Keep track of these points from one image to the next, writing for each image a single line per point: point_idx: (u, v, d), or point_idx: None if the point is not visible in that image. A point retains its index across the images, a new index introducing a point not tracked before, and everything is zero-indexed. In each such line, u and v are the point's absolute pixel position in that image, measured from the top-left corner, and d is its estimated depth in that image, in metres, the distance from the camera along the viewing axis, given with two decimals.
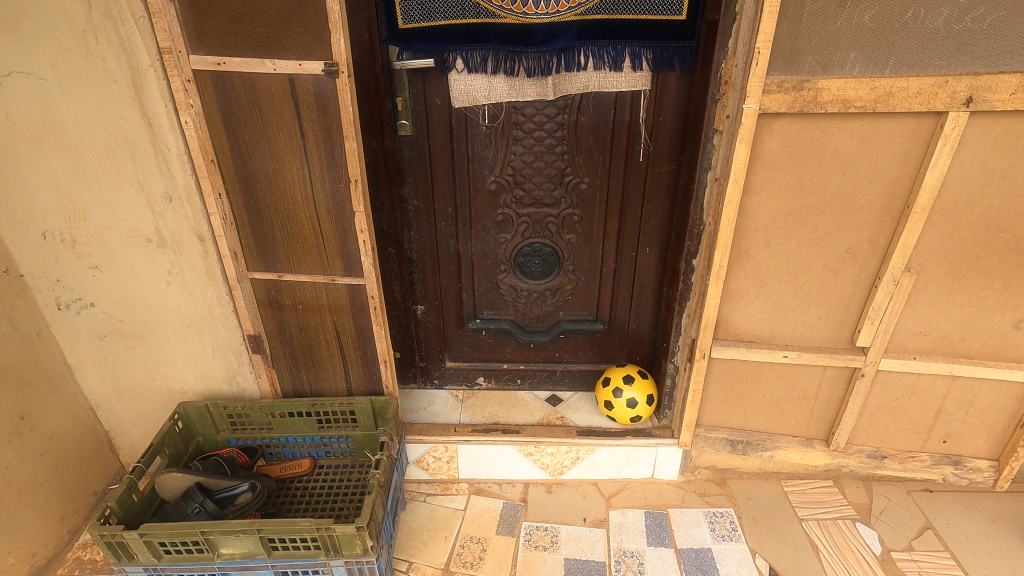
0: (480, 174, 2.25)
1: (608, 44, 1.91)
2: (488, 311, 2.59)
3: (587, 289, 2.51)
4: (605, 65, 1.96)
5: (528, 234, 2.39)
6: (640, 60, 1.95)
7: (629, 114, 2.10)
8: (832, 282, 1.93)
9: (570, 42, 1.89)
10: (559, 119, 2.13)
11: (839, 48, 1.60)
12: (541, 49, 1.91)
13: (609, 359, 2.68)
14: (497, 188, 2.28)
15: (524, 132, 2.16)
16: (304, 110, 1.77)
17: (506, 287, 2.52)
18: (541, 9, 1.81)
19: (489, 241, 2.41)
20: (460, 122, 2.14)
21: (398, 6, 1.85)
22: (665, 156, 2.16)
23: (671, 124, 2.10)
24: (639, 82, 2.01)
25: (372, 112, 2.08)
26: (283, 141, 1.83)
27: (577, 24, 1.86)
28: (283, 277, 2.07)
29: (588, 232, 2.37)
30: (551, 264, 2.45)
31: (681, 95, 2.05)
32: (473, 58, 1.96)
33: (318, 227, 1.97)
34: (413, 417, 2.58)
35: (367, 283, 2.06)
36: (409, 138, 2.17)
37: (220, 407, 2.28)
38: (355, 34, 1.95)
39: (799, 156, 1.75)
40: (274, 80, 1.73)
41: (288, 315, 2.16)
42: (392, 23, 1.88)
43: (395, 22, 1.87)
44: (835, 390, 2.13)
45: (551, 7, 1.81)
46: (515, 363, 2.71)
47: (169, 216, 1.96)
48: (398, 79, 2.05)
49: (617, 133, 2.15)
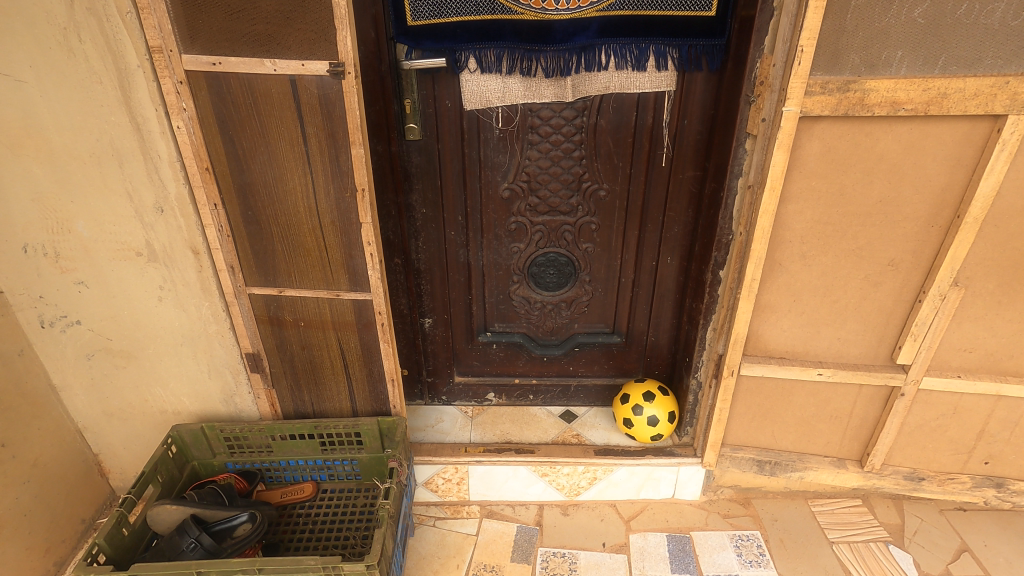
0: (492, 180, 2.12)
1: (632, 40, 1.79)
2: (499, 324, 2.45)
3: (604, 300, 2.38)
4: (627, 64, 1.85)
5: (542, 243, 2.25)
6: (665, 60, 1.85)
7: (652, 117, 1.99)
8: (871, 296, 1.81)
9: (592, 40, 1.78)
10: (578, 122, 2.00)
11: (888, 45, 1.48)
12: (559, 47, 1.79)
13: (626, 373, 2.56)
14: (510, 196, 2.15)
15: (540, 136, 2.03)
16: (306, 114, 1.63)
17: (518, 299, 2.37)
18: (561, 5, 1.70)
19: (501, 251, 2.27)
20: (471, 125, 2.01)
21: (406, 3, 1.72)
22: (688, 161, 2.04)
23: (696, 127, 1.98)
24: (663, 83, 1.90)
25: (379, 114, 1.95)
26: (284, 146, 1.68)
27: (599, 20, 1.74)
28: (283, 292, 1.93)
29: (605, 240, 2.24)
30: (566, 274, 2.32)
31: (707, 97, 1.93)
32: (488, 58, 1.84)
33: (321, 239, 1.82)
34: (421, 436, 2.45)
35: (375, 298, 1.92)
36: (418, 142, 2.04)
37: (216, 429, 2.14)
38: (361, 32, 1.82)
39: (840, 162, 1.64)
40: (274, 82, 1.59)
41: (289, 332, 2.02)
42: (399, 20, 1.75)
43: (402, 18, 1.74)
44: (871, 409, 2.01)
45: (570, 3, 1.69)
46: (528, 378, 2.58)
47: (160, 228, 1.82)
48: (406, 80, 1.92)
49: (639, 136, 2.03)
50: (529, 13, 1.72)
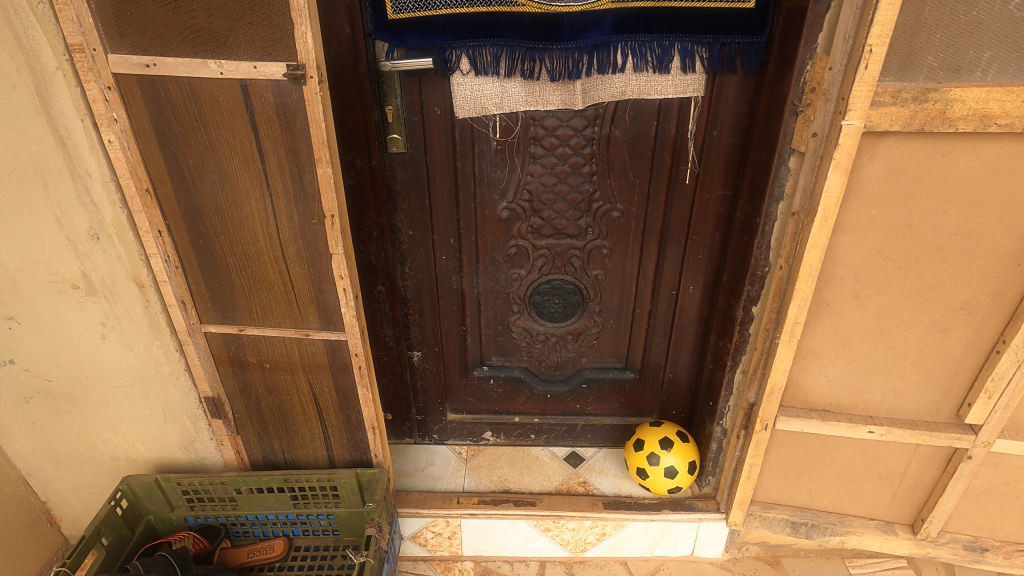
0: (489, 198, 1.84)
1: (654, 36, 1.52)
2: (497, 357, 2.18)
3: (616, 332, 2.10)
4: (647, 65, 1.58)
5: (546, 269, 1.97)
6: (692, 60, 1.57)
7: (675, 127, 1.70)
8: (936, 344, 1.53)
9: (606, 37, 1.51)
10: (589, 132, 1.71)
11: (976, 45, 1.19)
12: (568, 45, 1.51)
13: (639, 411, 2.28)
14: (510, 217, 1.86)
15: (544, 148, 1.74)
16: (261, 126, 1.35)
17: (519, 330, 2.09)
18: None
19: (499, 278, 1.99)
20: (465, 135, 1.73)
21: None
22: (717, 178, 1.76)
23: (727, 139, 1.69)
24: (689, 88, 1.62)
25: (357, 123, 1.67)
26: (237, 164, 1.40)
27: (615, 13, 1.47)
28: (244, 331, 1.66)
29: (619, 266, 1.96)
30: (573, 304, 2.04)
31: (741, 104, 1.64)
32: (483, 57, 1.57)
33: (286, 271, 1.55)
34: (409, 482, 2.19)
35: (350, 338, 1.64)
36: (402, 155, 1.76)
37: (173, 481, 1.88)
38: (332, 27, 1.53)
39: (909, 187, 1.34)
40: (221, 87, 1.31)
41: (253, 374, 1.75)
42: (379, 13, 1.49)
43: (383, 11, 1.48)
44: (928, 470, 1.72)
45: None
46: (529, 416, 2.31)
47: (98, 257, 1.55)
48: (388, 84, 1.64)
49: (659, 149, 1.74)
50: (529, 6, 1.43)
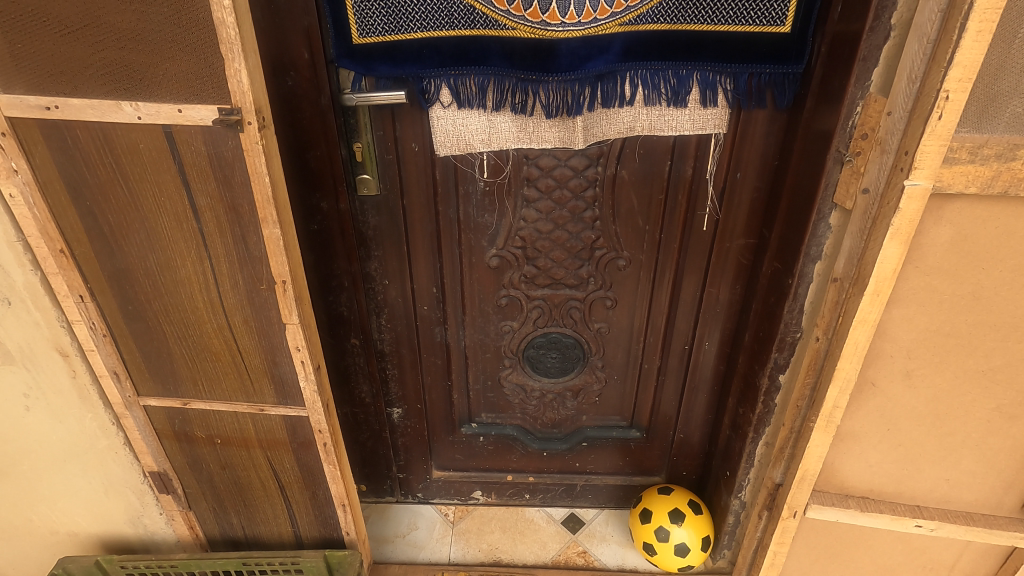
0: (476, 244, 1.60)
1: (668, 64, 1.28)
2: (487, 414, 1.94)
3: (621, 388, 1.86)
4: (660, 98, 1.34)
5: (542, 322, 1.73)
6: (714, 92, 1.33)
7: (692, 167, 1.46)
8: (1001, 432, 1.29)
9: (612, 66, 1.27)
10: (591, 173, 1.47)
11: None
12: (566, 76, 1.27)
13: (646, 471, 2.05)
14: (500, 265, 1.63)
15: (540, 191, 1.50)
16: (193, 180, 1.11)
17: (511, 386, 1.86)
18: (570, 19, 1.20)
19: (489, 330, 1.76)
20: (447, 175, 1.49)
21: (351, 12, 1.23)
22: (740, 225, 1.52)
23: (752, 182, 1.45)
24: (708, 124, 1.37)
25: (322, 162, 1.44)
26: (167, 223, 1.16)
27: (622, 37, 1.24)
28: (189, 405, 1.42)
29: (624, 318, 1.72)
30: (572, 359, 1.80)
31: (770, 143, 1.39)
32: (467, 87, 1.33)
33: (232, 342, 1.31)
34: (389, 551, 1.99)
35: (312, 414, 1.41)
36: (375, 197, 1.52)
37: (116, 563, 1.66)
38: (289, 53, 1.31)
39: (980, 257, 1.10)
40: (141, 133, 1.07)
41: (203, 449, 1.53)
42: (343, 37, 1.26)
43: (347, 35, 1.25)
44: (981, 564, 1.49)
45: (579, 17, 1.20)
46: (523, 475, 2.08)
47: (10, 324, 1.30)
48: (356, 117, 1.40)
49: (673, 192, 1.50)
50: (522, 30, 1.23)
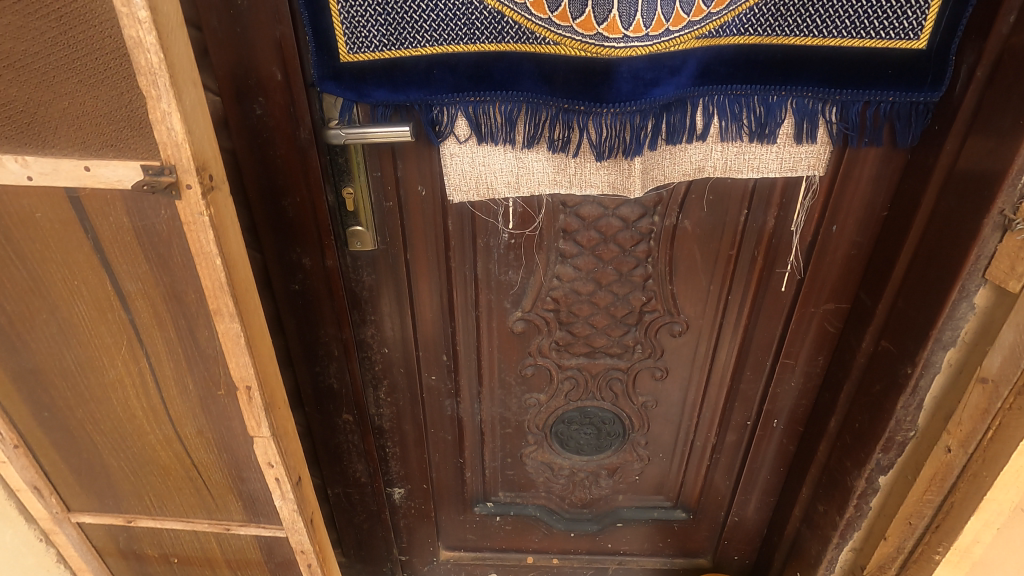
0: (497, 307, 1.29)
1: (755, 88, 0.99)
2: (505, 492, 1.64)
3: (666, 466, 1.56)
4: (740, 132, 1.04)
5: (575, 395, 1.42)
6: (813, 125, 1.02)
7: (774, 217, 1.15)
8: None
9: (683, 91, 0.97)
10: (645, 224, 1.16)
11: None
12: (625, 107, 0.95)
13: (689, 554, 1.75)
14: (526, 330, 1.32)
15: (579, 245, 1.19)
16: (118, 261, 0.79)
17: (535, 464, 1.56)
18: (636, 31, 0.88)
19: (510, 403, 1.45)
20: (463, 226, 1.18)
21: (339, 21, 0.92)
22: (829, 288, 1.21)
23: (851, 237, 1.14)
24: (801, 165, 1.07)
25: (303, 211, 1.13)
26: (86, 312, 0.85)
27: (700, 54, 0.95)
28: (134, 523, 1.11)
29: (675, 391, 1.41)
30: (609, 435, 1.49)
31: (881, 185, 1.08)
32: (490, 117, 1.02)
33: (186, 454, 1.00)
34: None
35: (291, 535, 1.09)
36: (371, 253, 1.21)
37: None
38: (260, 74, 0.99)
39: None
40: (38, 198, 0.76)
41: (157, 568, 1.22)
42: (329, 53, 0.95)
43: (334, 51, 0.94)
44: None
45: (646, 28, 0.88)
46: (545, 556, 1.78)
47: None
48: (345, 156, 1.08)
49: (747, 246, 1.19)
50: (568, 45, 0.90)
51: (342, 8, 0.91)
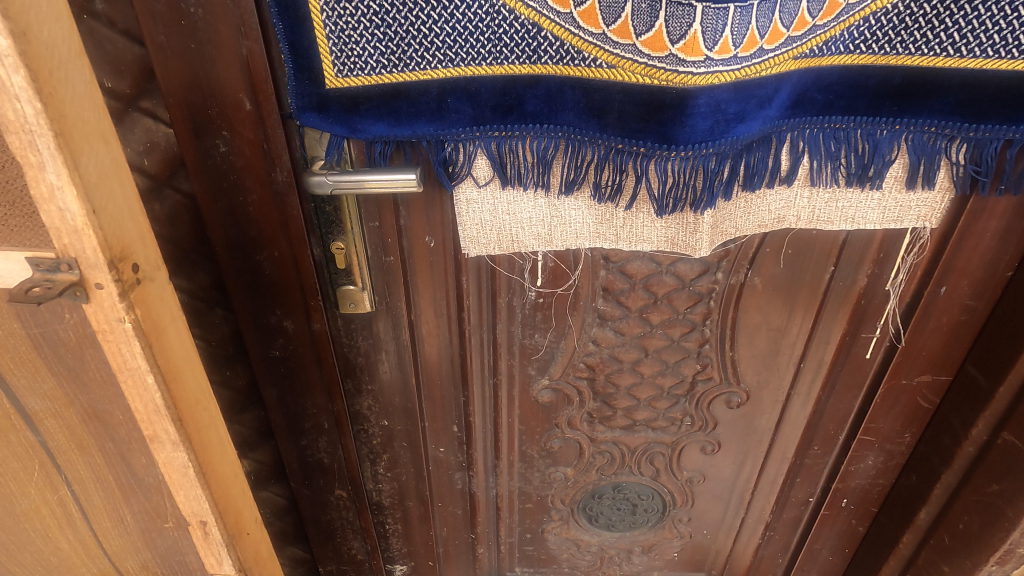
0: (520, 374, 1.07)
1: (858, 122, 0.77)
2: (522, 568, 1.43)
3: (710, 544, 1.35)
4: (836, 176, 0.82)
5: (609, 470, 1.20)
6: (932, 167, 0.80)
7: (866, 275, 0.93)
8: None
9: (770, 126, 0.75)
10: (706, 283, 0.94)
11: None
12: (699, 149, 0.72)
13: None
14: (554, 400, 1.10)
15: (624, 307, 0.97)
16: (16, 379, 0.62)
17: (558, 541, 1.35)
18: (722, 52, 0.65)
19: (532, 477, 1.23)
20: (481, 283, 0.96)
21: (325, 36, 0.71)
22: (927, 357, 1.00)
23: (962, 299, 0.93)
24: (907, 214, 0.85)
25: (283, 268, 0.91)
26: None
27: (797, 78, 0.73)
28: None
29: (728, 466, 1.20)
30: (647, 511, 1.28)
31: (1006, 243, 0.87)
32: (517, 156, 0.80)
33: None
34: None
35: None
36: (369, 314, 0.99)
37: None
38: (225, 101, 0.77)
39: None
40: None
41: None
42: (313, 76, 0.74)
43: (320, 73, 0.73)
44: None
45: (734, 47, 0.65)
46: None
47: None
48: (335, 204, 0.86)
49: (829, 309, 0.97)
50: (625, 69, 0.68)
51: (328, 19, 0.70)
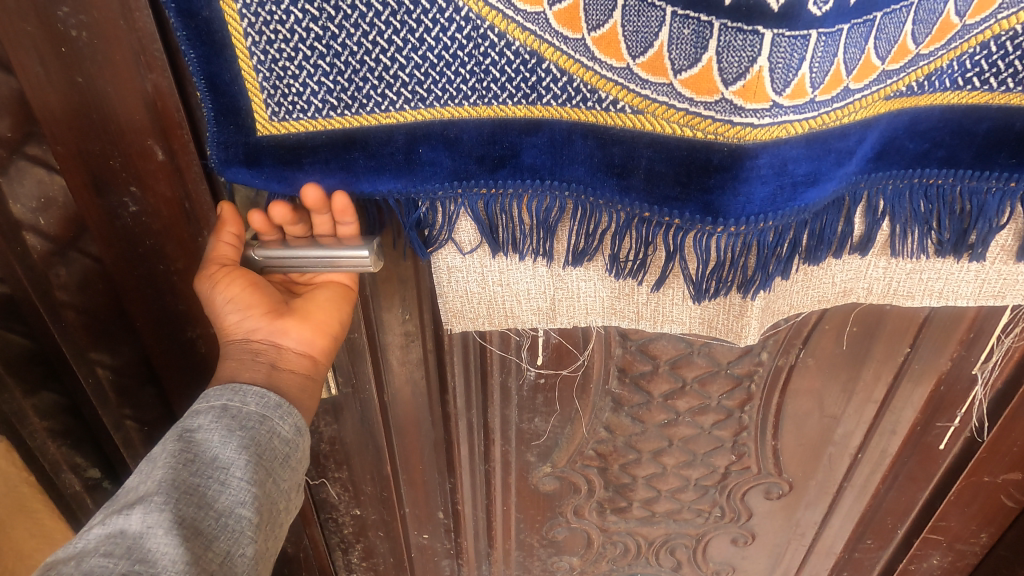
0: (517, 460, 0.89)
1: (960, 177, 0.58)
2: None
3: None
4: (925, 244, 0.62)
5: (623, 561, 1.02)
6: None
7: (948, 359, 0.75)
8: None
9: (846, 187, 0.57)
10: (748, 366, 0.76)
11: None
12: (752, 222, 0.52)
13: None
14: (558, 488, 0.92)
15: (645, 392, 0.78)
16: None
17: None
18: (794, 96, 0.47)
19: (532, 567, 1.06)
20: (469, 362, 0.78)
21: (255, 66, 0.53)
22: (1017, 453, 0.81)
23: None
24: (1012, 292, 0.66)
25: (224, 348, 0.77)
26: None
27: (885, 126, 0.54)
28: None
29: (763, 558, 1.01)
30: None
31: None
32: (507, 217, 0.60)
33: None
34: None
35: None
36: (333, 397, 0.81)
37: None
38: (129, 148, 0.59)
39: None
40: None
41: None
42: (241, 118, 0.55)
43: (251, 114, 0.55)
44: None
45: (812, 89, 0.47)
46: None
47: None
48: None
49: (898, 394, 0.79)
50: (655, 116, 0.50)
51: (257, 45, 0.52)
